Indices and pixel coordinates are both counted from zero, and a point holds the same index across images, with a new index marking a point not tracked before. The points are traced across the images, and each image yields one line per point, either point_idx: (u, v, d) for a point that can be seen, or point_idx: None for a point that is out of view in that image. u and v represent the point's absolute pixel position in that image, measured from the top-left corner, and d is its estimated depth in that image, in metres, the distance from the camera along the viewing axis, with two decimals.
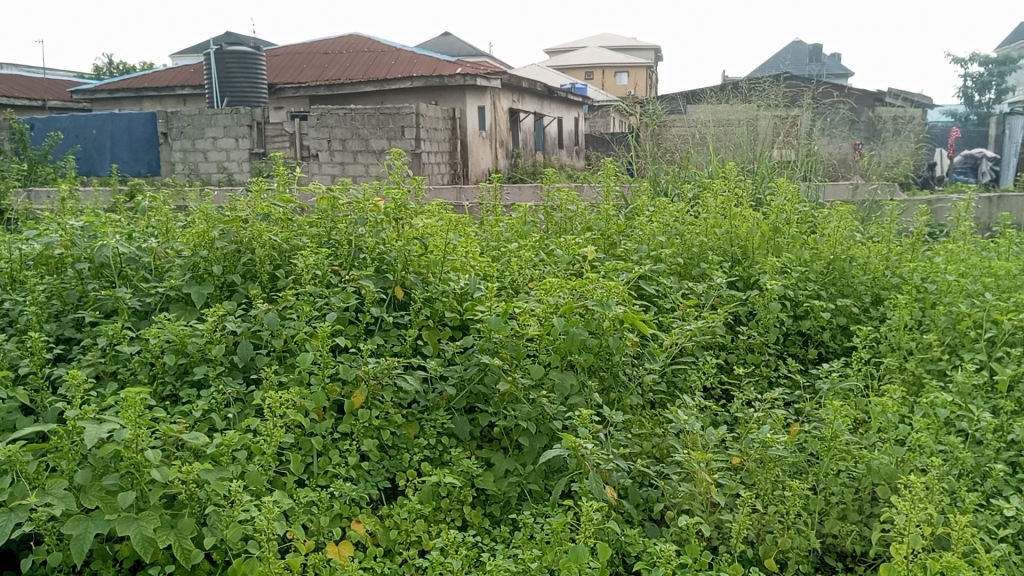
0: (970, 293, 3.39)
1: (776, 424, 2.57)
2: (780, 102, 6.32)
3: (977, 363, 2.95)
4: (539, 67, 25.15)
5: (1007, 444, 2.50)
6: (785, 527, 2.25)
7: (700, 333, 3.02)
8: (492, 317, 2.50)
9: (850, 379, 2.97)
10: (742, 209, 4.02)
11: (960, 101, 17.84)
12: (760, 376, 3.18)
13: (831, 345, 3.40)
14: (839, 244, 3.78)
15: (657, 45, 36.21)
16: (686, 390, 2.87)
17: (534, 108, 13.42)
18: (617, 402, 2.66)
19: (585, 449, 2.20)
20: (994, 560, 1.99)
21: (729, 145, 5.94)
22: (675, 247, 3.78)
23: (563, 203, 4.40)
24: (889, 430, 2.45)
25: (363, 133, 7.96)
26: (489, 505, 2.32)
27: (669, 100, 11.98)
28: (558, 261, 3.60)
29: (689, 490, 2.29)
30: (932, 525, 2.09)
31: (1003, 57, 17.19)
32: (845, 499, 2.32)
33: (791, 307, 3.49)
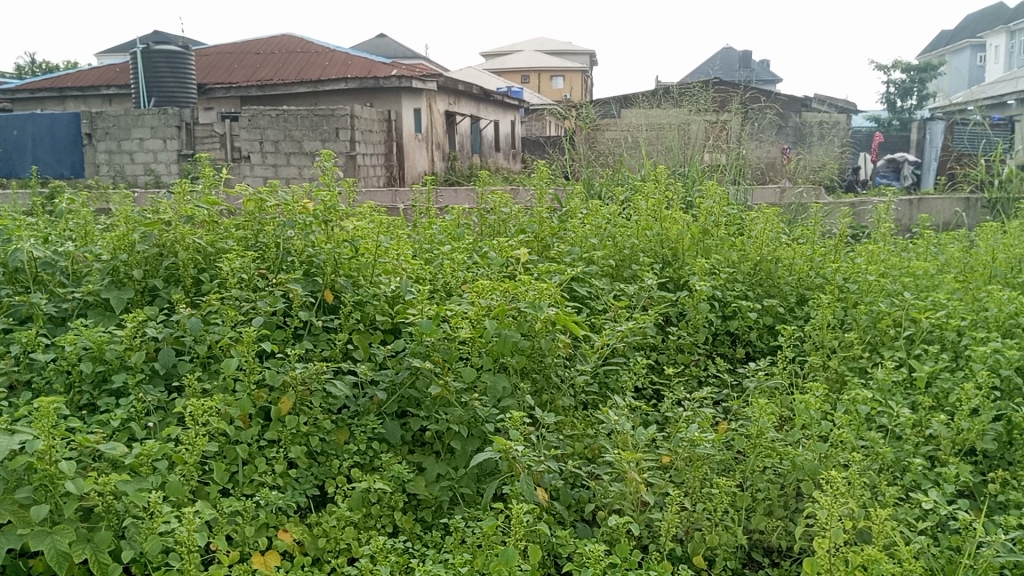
0: (889, 292, 3.50)
1: (705, 423, 2.61)
2: (710, 107, 6.45)
3: (896, 360, 3.06)
4: (475, 70, 25.17)
5: (925, 438, 2.59)
6: (714, 524, 2.28)
7: (631, 334, 3.05)
8: (423, 320, 2.48)
9: (775, 377, 3.04)
10: (672, 211, 4.09)
11: (884, 106, 18.52)
12: (690, 376, 3.23)
13: (758, 344, 3.48)
14: (765, 245, 3.86)
15: (592, 49, 36.66)
16: (618, 390, 2.90)
17: (471, 111, 13.43)
18: (549, 404, 2.67)
19: (516, 451, 2.19)
20: (913, 552, 2.05)
21: (660, 148, 6.08)
22: (607, 250, 3.82)
23: (496, 205, 4.40)
24: (812, 426, 2.52)
25: (296, 135, 7.85)
26: (420, 510, 2.30)
27: (603, 104, 12.13)
28: (491, 263, 3.60)
29: (620, 489, 2.32)
30: (854, 519, 2.15)
31: (923, 64, 17.92)
32: (771, 495, 2.38)
33: (720, 307, 3.56)
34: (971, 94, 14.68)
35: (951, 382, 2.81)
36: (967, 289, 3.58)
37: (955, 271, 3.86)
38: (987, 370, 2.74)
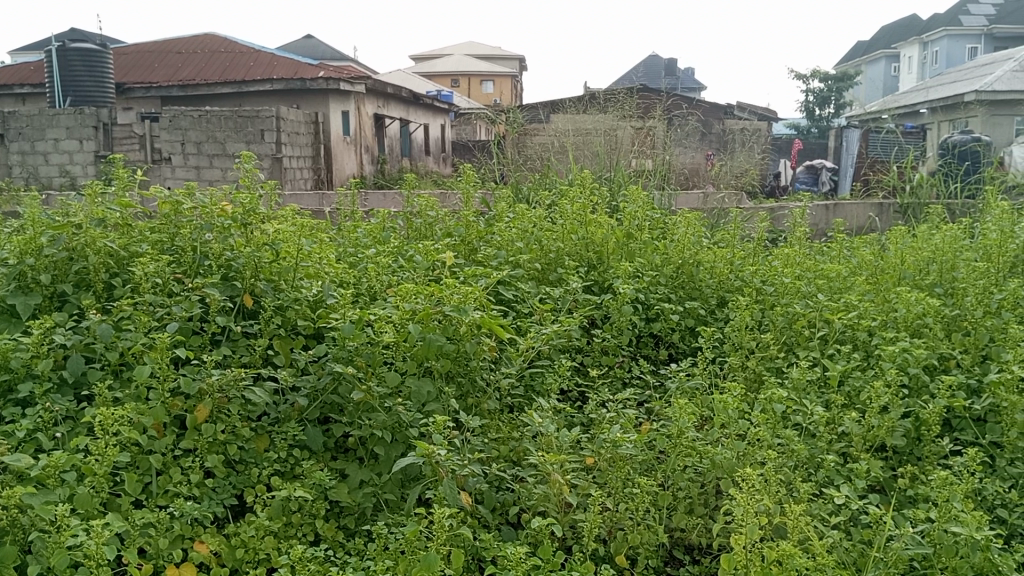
0: (804, 294, 3.62)
1: (627, 424, 2.65)
2: (634, 113, 6.57)
3: (811, 360, 3.16)
4: (404, 73, 25.02)
5: (837, 435, 2.67)
6: (636, 523, 2.31)
7: (555, 337, 3.08)
8: (345, 325, 2.45)
9: (696, 378, 3.10)
10: (597, 215, 4.14)
11: (803, 114, 19.18)
12: (614, 377, 3.28)
13: (680, 346, 3.54)
14: (687, 249, 3.94)
15: (521, 54, 36.97)
16: (543, 393, 2.92)
17: (400, 114, 13.36)
18: (474, 407, 2.67)
19: (439, 455, 2.18)
20: (826, 545, 2.11)
21: (587, 154, 6.15)
22: (533, 253, 3.85)
23: (422, 209, 4.38)
24: (731, 425, 2.58)
25: (218, 136, 7.68)
26: (342, 517, 2.26)
27: (531, 109, 12.21)
28: (417, 267, 3.58)
29: (544, 491, 2.33)
30: (769, 514, 2.21)
31: (839, 74, 18.60)
32: (691, 493, 2.43)
33: (643, 309, 3.62)
34: (884, 104, 15.29)
35: (861, 381, 2.92)
36: (877, 291, 3.71)
37: (866, 274, 4.00)
38: (895, 369, 2.84)
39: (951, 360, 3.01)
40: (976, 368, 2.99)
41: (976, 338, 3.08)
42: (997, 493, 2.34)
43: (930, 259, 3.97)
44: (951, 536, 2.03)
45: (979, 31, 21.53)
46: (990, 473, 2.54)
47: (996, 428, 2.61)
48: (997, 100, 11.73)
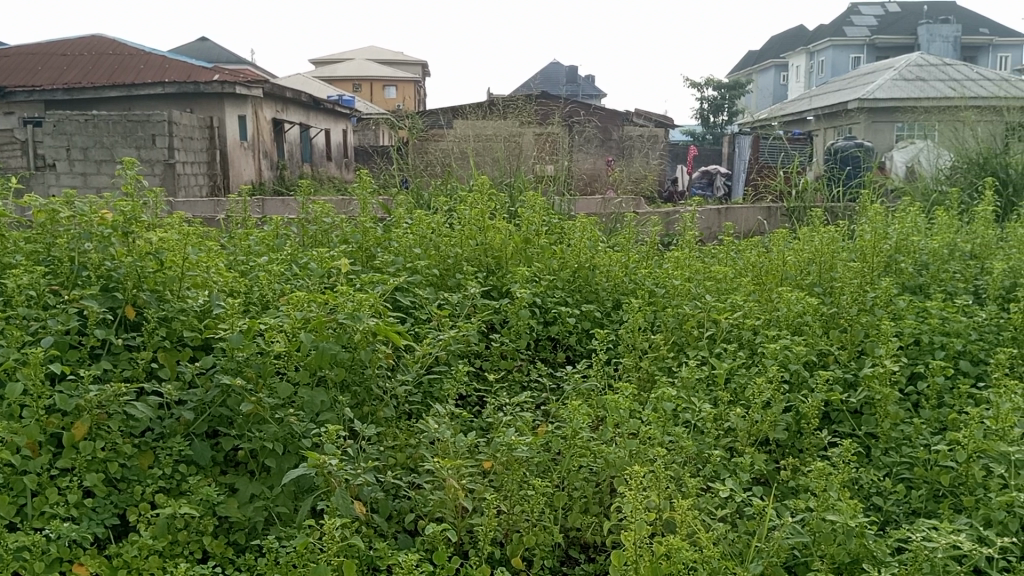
0: (693, 295, 3.74)
1: (522, 427, 2.67)
2: (534, 119, 6.64)
3: (700, 359, 3.26)
4: (303, 77, 24.59)
5: (725, 431, 2.77)
6: (532, 525, 2.34)
7: (453, 342, 3.08)
8: (233, 335, 2.38)
9: (591, 379, 3.16)
10: (495, 220, 4.18)
11: (698, 121, 19.83)
12: (512, 381, 3.31)
13: (577, 348, 3.60)
14: (583, 253, 4.01)
15: (423, 60, 36.92)
16: (441, 399, 2.92)
17: (299, 119, 13.11)
18: (370, 416, 2.64)
19: (331, 465, 2.14)
20: (713, 538, 2.19)
21: (488, 160, 6.11)
22: (430, 259, 3.84)
23: (317, 215, 4.31)
24: (623, 424, 2.64)
25: (106, 141, 7.46)
26: (232, 533, 2.19)
27: (433, 115, 12.18)
28: (311, 274, 3.52)
29: (440, 497, 2.33)
30: (660, 509, 2.27)
31: (731, 82, 19.31)
32: (586, 492, 2.47)
33: (541, 313, 3.66)
34: (772, 113, 15.94)
35: (747, 378, 3.03)
36: (762, 291, 3.86)
37: (752, 275, 4.15)
38: (778, 366, 2.97)
39: (830, 356, 3.16)
40: (852, 363, 3.15)
41: (852, 333, 3.25)
42: (871, 482, 2.47)
43: (810, 259, 4.16)
44: (828, 524, 2.13)
45: (859, 42, 22.74)
46: (866, 463, 2.68)
47: (871, 419, 2.76)
48: (876, 108, 12.40)
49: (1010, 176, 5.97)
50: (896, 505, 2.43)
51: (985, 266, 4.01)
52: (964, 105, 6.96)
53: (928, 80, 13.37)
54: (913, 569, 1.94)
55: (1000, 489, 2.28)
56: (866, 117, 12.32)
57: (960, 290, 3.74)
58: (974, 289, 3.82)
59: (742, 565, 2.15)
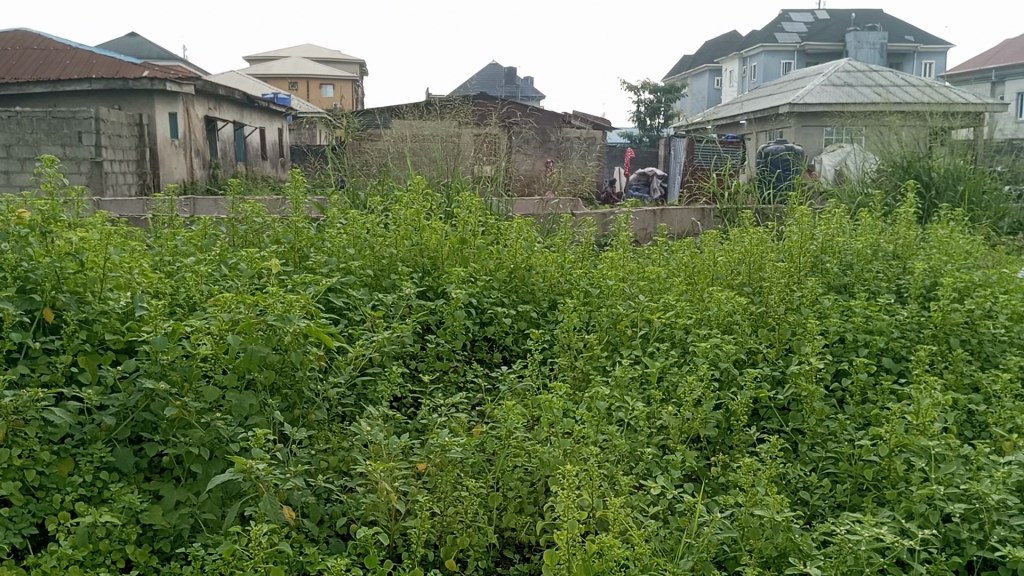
0: (627, 295, 3.77)
1: (457, 427, 2.66)
2: (471, 120, 6.62)
3: (633, 358, 3.29)
4: (237, 74, 24.08)
5: (657, 428, 2.80)
6: (466, 526, 2.32)
7: (387, 343, 3.04)
8: (157, 338, 2.31)
9: (526, 379, 3.16)
10: (431, 221, 4.15)
11: (635, 123, 20.10)
12: (448, 382, 3.29)
13: (513, 348, 3.59)
14: (519, 253, 4.02)
15: (360, 59, 36.58)
16: (374, 401, 2.88)
17: (233, 117, 12.83)
18: (301, 418, 2.59)
19: (259, 469, 2.09)
20: (646, 535, 2.20)
21: (425, 160, 6.05)
22: (364, 260, 3.79)
23: (248, 215, 4.21)
24: (557, 423, 2.64)
25: (30, 138, 7.20)
26: (157, 541, 2.12)
27: (370, 114, 12.06)
28: (241, 275, 3.44)
29: (372, 500, 2.29)
30: (594, 508, 2.28)
31: (666, 86, 19.60)
32: (520, 492, 2.47)
33: (477, 313, 3.65)
34: (706, 117, 16.23)
35: (679, 376, 3.07)
36: (694, 291, 3.91)
37: (684, 275, 4.21)
38: (708, 364, 3.01)
39: (759, 354, 3.23)
40: (780, 361, 3.22)
41: (779, 332, 3.32)
42: (798, 477, 2.53)
43: (740, 260, 4.24)
44: (756, 519, 2.17)
45: (790, 48, 23.35)
46: (793, 458, 2.74)
47: (798, 416, 2.82)
48: (806, 112, 12.74)
49: (932, 180, 6.23)
50: (823, 499, 2.49)
51: (907, 265, 4.14)
52: (888, 110, 7.19)
53: (855, 86, 13.79)
54: (837, 561, 1.99)
55: (920, 482, 2.36)
56: (797, 121, 12.66)
57: (883, 289, 3.85)
58: (896, 288, 3.95)
59: (673, 561, 2.17)
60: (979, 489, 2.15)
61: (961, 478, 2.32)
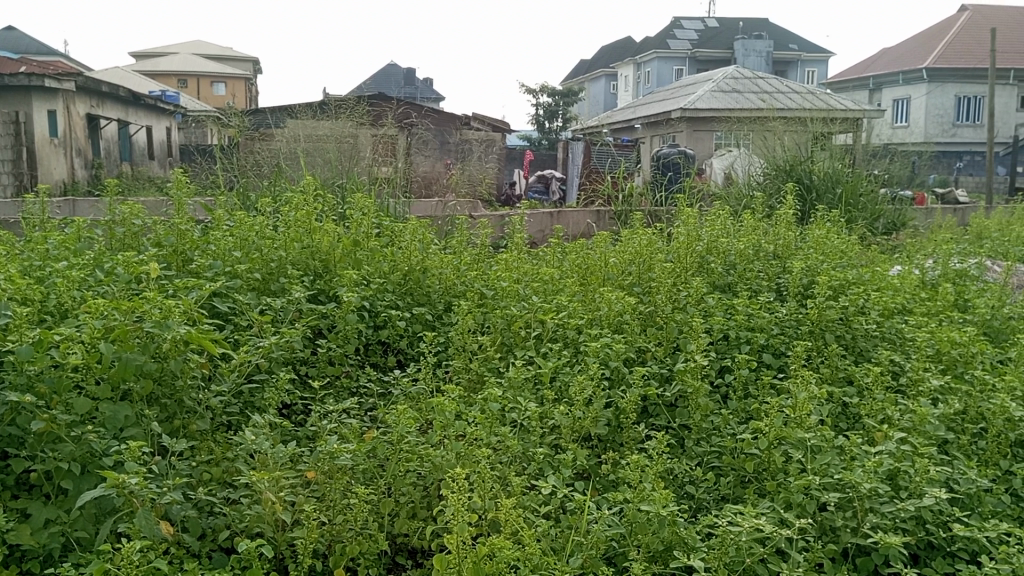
0: (521, 296, 3.78)
1: (347, 434, 2.60)
2: (366, 120, 6.53)
3: (527, 358, 3.30)
4: (121, 70, 23.02)
5: (549, 428, 2.81)
6: (355, 534, 2.26)
7: (274, 349, 2.95)
8: (22, 348, 2.16)
9: (420, 383, 3.12)
10: (322, 223, 4.06)
11: (534, 126, 20.30)
12: (340, 387, 3.22)
13: (408, 352, 3.54)
14: (413, 255, 3.97)
15: (253, 57, 35.63)
16: (261, 409, 2.78)
17: (117, 115, 12.27)
18: (181, 429, 2.47)
19: (133, 484, 1.98)
20: (537, 535, 2.20)
21: (319, 161, 5.95)
22: (251, 263, 3.66)
23: (126, 216, 4.00)
24: (449, 426, 2.62)
25: None
26: (23, 563, 1.98)
27: (263, 114, 11.74)
28: (118, 280, 3.27)
29: (257, 512, 2.21)
30: (485, 510, 2.26)
31: (563, 89, 19.88)
32: (413, 498, 2.42)
33: (370, 317, 3.59)
34: (602, 121, 16.53)
35: (570, 376, 3.09)
36: (586, 292, 3.96)
37: (577, 276, 4.26)
38: (599, 363, 3.06)
39: (648, 352, 3.29)
40: (667, 359, 3.28)
41: (667, 330, 3.39)
42: (685, 472, 2.59)
43: (631, 260, 4.31)
44: (643, 514, 2.21)
45: (682, 54, 24.10)
46: (679, 453, 2.80)
47: (684, 411, 2.89)
48: (696, 117, 13.14)
49: (812, 182, 6.54)
50: (707, 492, 2.56)
51: (786, 265, 4.31)
52: (771, 116, 7.49)
53: (741, 92, 14.31)
54: (720, 553, 2.05)
55: (798, 473, 2.45)
56: (687, 126, 13.05)
57: (763, 288, 4.00)
58: (777, 287, 4.10)
59: (563, 560, 2.18)
60: (851, 478, 2.25)
61: (836, 468, 2.42)
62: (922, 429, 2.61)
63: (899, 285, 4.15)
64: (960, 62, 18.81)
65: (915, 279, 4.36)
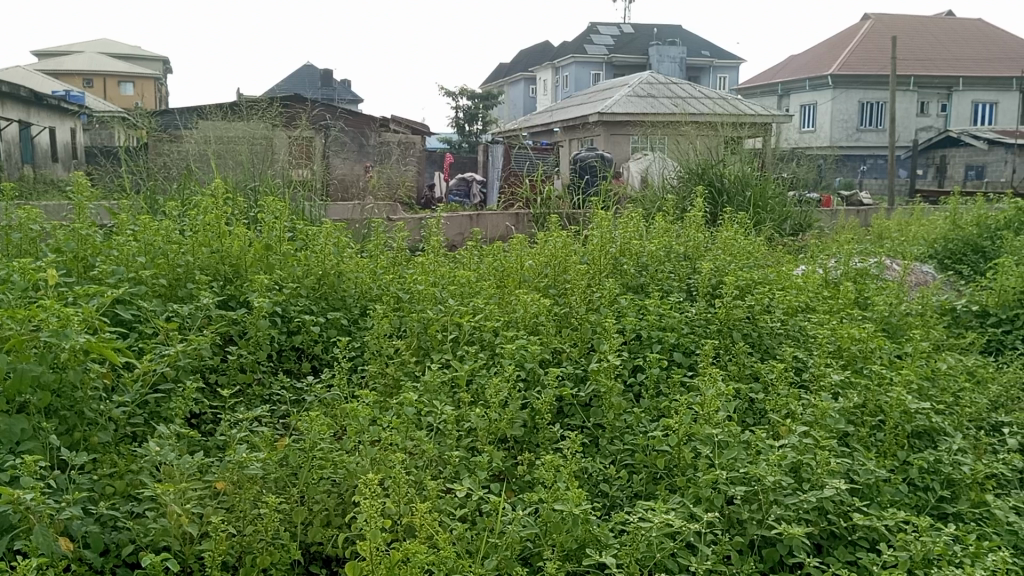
0: (437, 299, 3.76)
1: (257, 443, 2.53)
2: (280, 121, 6.39)
3: (444, 361, 3.28)
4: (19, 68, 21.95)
5: (465, 431, 2.80)
6: (266, 545, 2.19)
7: (182, 357, 2.86)
8: None
9: (334, 389, 3.07)
10: (232, 228, 3.95)
11: (453, 129, 20.27)
12: (251, 396, 3.13)
13: (322, 357, 3.47)
14: (327, 258, 3.91)
15: (163, 57, 34.54)
16: (168, 419, 2.69)
17: (16, 115, 11.72)
18: (82, 442, 2.37)
19: (28, 499, 1.89)
20: (453, 539, 2.19)
21: (230, 162, 5.73)
22: (157, 268, 3.53)
23: (22, 221, 3.81)
24: (363, 432, 2.58)
25: None
26: None
27: (174, 116, 11.39)
28: (13, 287, 3.11)
29: (162, 525, 2.12)
30: (400, 515, 2.23)
31: (482, 93, 19.93)
32: (327, 505, 2.35)
33: (283, 323, 3.51)
34: (520, 125, 16.62)
35: (487, 378, 3.09)
36: (502, 294, 3.96)
37: (494, 279, 4.27)
38: (514, 365, 3.08)
39: (563, 353, 3.31)
40: (582, 359, 3.31)
41: (582, 331, 3.43)
42: (599, 471, 2.62)
43: (547, 263, 4.34)
44: (557, 513, 2.23)
45: (599, 59, 24.47)
46: (594, 452, 2.83)
47: (598, 411, 2.93)
48: (612, 121, 13.36)
49: (723, 185, 6.72)
50: (621, 490, 2.59)
51: (696, 266, 4.42)
52: (683, 120, 7.66)
53: (656, 97, 14.61)
54: (632, 549, 2.08)
55: (707, 468, 2.51)
56: (604, 129, 13.26)
57: (674, 288, 4.09)
58: (687, 287, 4.20)
59: (479, 562, 2.17)
60: (757, 472, 2.32)
61: (743, 462, 2.49)
62: (823, 423, 2.71)
63: (803, 284, 4.30)
64: (863, 69, 19.62)
65: (818, 279, 4.54)
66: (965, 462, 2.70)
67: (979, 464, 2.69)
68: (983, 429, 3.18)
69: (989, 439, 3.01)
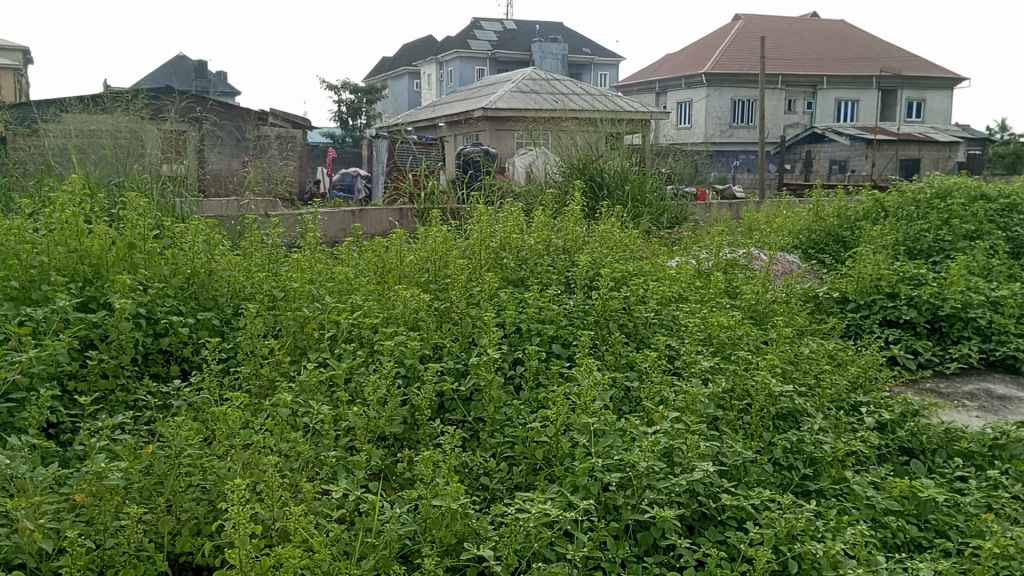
0: (313, 297, 3.66)
1: (119, 451, 2.39)
2: (146, 113, 6.07)
3: (321, 360, 3.19)
4: None
5: (343, 431, 2.73)
6: (130, 558, 2.07)
7: (35, 363, 2.67)
8: None
9: (203, 392, 2.95)
10: (92, 226, 3.72)
11: (335, 123, 19.86)
12: (114, 403, 2.96)
13: (192, 360, 3.32)
14: (197, 256, 3.74)
15: (20, 46, 32.40)
16: (20, 430, 2.50)
17: None
18: None
19: None
20: (330, 540, 2.13)
21: (92, 156, 5.41)
22: (8, 269, 3.29)
23: None
24: (234, 436, 2.48)
25: None
26: None
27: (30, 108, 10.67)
28: None
29: (14, 542, 1.97)
30: (272, 519, 2.15)
31: (366, 87, 19.63)
32: (196, 513, 2.24)
33: (148, 324, 3.33)
34: (403, 120, 16.45)
35: (365, 376, 3.02)
36: (381, 290, 3.89)
37: (373, 275, 4.21)
38: (393, 362, 3.04)
39: (443, 348, 3.29)
40: (463, 353, 3.30)
41: (462, 326, 3.41)
42: (479, 464, 2.61)
43: (428, 257, 4.30)
44: (436, 509, 2.21)
45: (482, 55, 24.55)
46: (474, 446, 2.83)
47: (478, 405, 2.92)
48: (496, 116, 13.41)
49: (603, 180, 6.89)
50: (501, 482, 2.60)
51: (575, 258, 4.48)
52: (564, 116, 7.76)
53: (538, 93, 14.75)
54: (510, 540, 2.09)
55: (584, 457, 2.54)
56: (488, 124, 13.31)
57: (552, 281, 4.15)
58: (565, 280, 4.26)
59: (357, 562, 2.12)
60: (631, 458, 2.37)
61: (618, 449, 2.54)
62: (694, 408, 2.79)
63: (676, 274, 4.43)
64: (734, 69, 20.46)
65: (691, 270, 4.69)
66: (825, 441, 2.85)
67: (838, 443, 2.85)
68: (843, 408, 3.36)
69: (847, 419, 3.19)
